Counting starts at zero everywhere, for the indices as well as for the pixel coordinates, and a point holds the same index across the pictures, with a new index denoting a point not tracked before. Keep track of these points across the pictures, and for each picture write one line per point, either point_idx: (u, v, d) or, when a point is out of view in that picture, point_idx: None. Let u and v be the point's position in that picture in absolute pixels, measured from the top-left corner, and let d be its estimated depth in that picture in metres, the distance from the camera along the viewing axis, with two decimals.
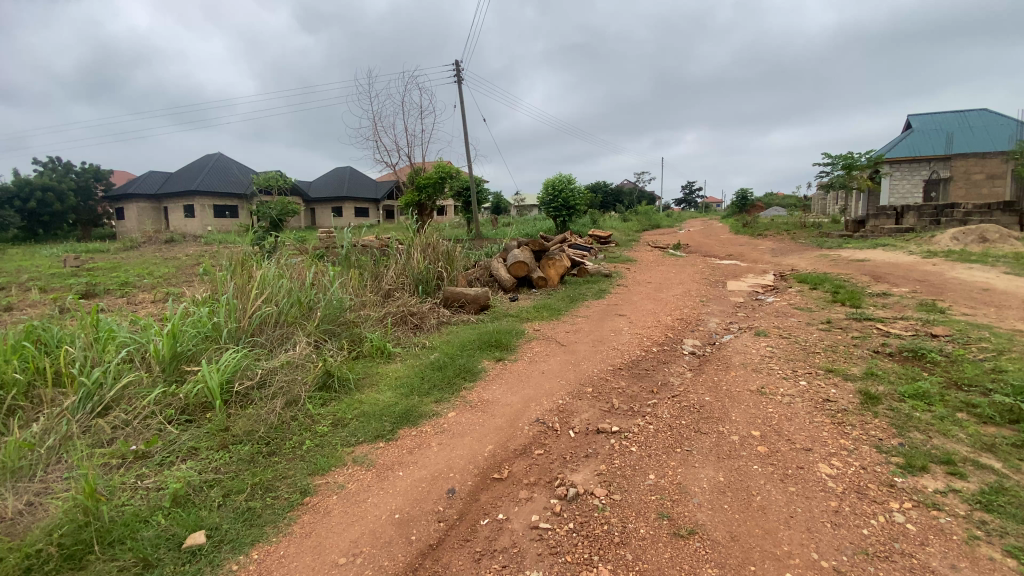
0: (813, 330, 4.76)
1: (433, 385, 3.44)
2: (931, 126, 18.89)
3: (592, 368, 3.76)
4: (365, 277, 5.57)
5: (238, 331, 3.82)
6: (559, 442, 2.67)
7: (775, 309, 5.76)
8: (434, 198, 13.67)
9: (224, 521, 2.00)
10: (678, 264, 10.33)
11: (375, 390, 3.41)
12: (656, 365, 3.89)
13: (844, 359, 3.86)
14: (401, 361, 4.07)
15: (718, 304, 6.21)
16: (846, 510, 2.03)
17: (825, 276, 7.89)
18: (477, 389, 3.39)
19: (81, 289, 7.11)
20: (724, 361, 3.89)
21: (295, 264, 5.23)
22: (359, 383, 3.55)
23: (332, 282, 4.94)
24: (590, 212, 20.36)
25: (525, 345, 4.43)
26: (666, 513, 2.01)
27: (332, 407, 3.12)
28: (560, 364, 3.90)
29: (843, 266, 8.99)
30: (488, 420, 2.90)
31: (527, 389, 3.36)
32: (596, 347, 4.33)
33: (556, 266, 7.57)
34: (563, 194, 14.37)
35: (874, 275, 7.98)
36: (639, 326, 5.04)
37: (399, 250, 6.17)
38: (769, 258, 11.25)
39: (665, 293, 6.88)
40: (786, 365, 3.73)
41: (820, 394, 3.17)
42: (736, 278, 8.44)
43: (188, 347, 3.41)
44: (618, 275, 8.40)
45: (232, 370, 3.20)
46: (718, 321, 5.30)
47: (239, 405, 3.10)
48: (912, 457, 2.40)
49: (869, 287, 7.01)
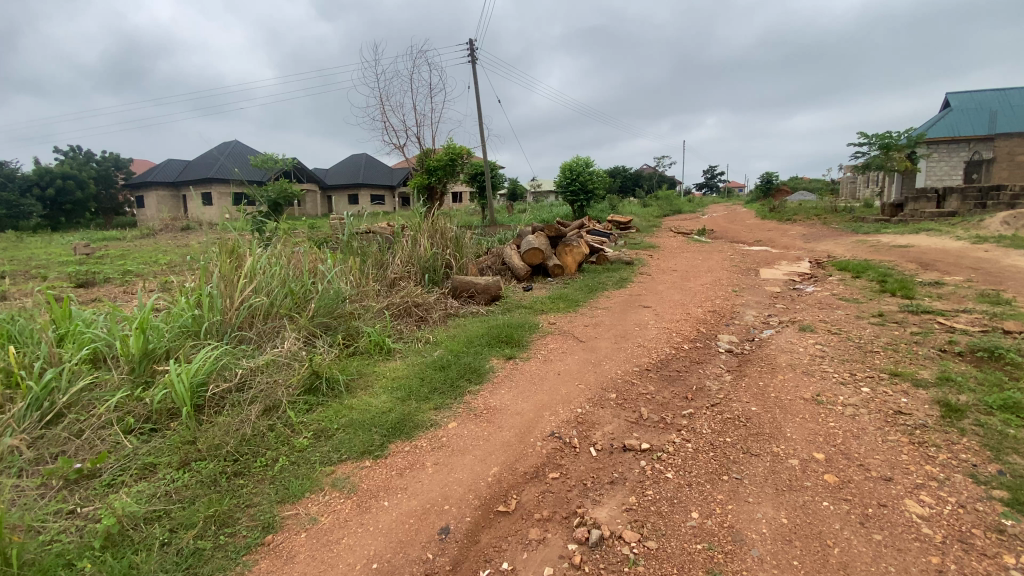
0: (865, 325, 4.20)
1: (434, 389, 3.00)
2: (972, 104, 17.81)
3: (614, 369, 3.30)
4: (366, 267, 5.18)
5: (223, 327, 3.51)
6: (577, 464, 2.24)
7: (818, 300, 5.18)
8: (445, 182, 12.94)
9: (162, 569, 1.63)
10: (703, 251, 9.70)
11: (368, 393, 3.00)
12: (688, 366, 3.41)
13: (909, 360, 3.33)
14: (402, 359, 3.63)
15: (752, 294, 5.66)
16: (953, 571, 1.55)
17: (867, 263, 7.24)
18: (483, 394, 2.94)
19: (83, 279, 6.92)
20: (768, 362, 3.38)
21: (292, 253, 4.87)
22: (351, 384, 3.11)
23: (330, 270, 4.56)
24: (611, 198, 19.74)
25: (538, 341, 3.98)
26: (717, 572, 1.55)
27: (317, 415, 2.71)
28: (579, 363, 3.46)
29: (885, 253, 8.28)
30: (494, 433, 2.46)
31: (541, 394, 2.91)
32: (619, 343, 3.86)
33: (573, 253, 7.04)
34: (581, 177, 13.79)
35: (922, 262, 7.32)
36: (667, 319, 4.56)
37: (405, 236, 5.81)
38: (801, 245, 10.38)
39: (692, 282, 6.34)
40: (843, 367, 3.20)
41: (888, 405, 2.67)
42: (768, 265, 7.82)
43: (162, 344, 3.08)
44: (641, 263, 7.84)
45: (206, 372, 2.85)
46: (755, 314, 4.76)
47: (212, 411, 2.75)
48: (1022, 492, 1.89)
49: (918, 276, 6.37)
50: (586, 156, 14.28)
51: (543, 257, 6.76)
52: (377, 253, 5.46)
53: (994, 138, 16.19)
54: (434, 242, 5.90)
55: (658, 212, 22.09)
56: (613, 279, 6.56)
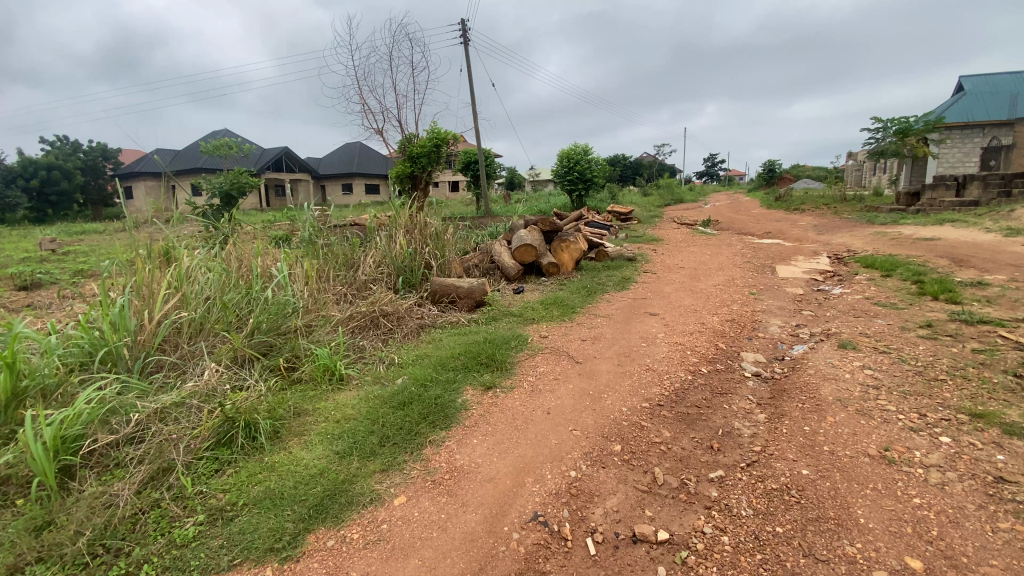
0: (915, 339, 3.53)
1: (386, 439, 2.32)
2: (989, 87, 17.04)
3: (619, 406, 2.62)
4: (329, 269, 4.48)
5: (134, 354, 2.87)
6: (567, 570, 1.58)
7: (850, 306, 4.49)
8: (428, 170, 12.01)
9: None
10: (711, 244, 8.99)
11: (299, 446, 2.33)
12: (711, 400, 2.73)
13: (988, 393, 2.65)
14: (356, 389, 2.95)
15: (773, 297, 4.98)
16: None
17: (895, 259, 6.54)
18: (449, 446, 2.26)
19: (26, 282, 6.22)
20: (810, 395, 2.70)
21: (241, 255, 4.18)
22: (279, 432, 2.44)
23: (281, 274, 3.86)
24: (611, 188, 18.97)
25: (526, 362, 3.30)
26: None
27: (221, 482, 2.06)
28: (575, 395, 2.78)
29: (909, 247, 7.57)
30: (454, 517, 1.79)
31: (523, 446, 2.23)
32: (623, 366, 3.18)
33: (570, 249, 6.31)
34: (579, 166, 13.02)
35: (954, 258, 6.65)
36: (679, 331, 3.87)
37: (379, 233, 5.11)
38: (815, 237, 9.70)
39: (703, 283, 5.64)
40: (907, 405, 2.52)
41: (983, 469, 2.01)
42: (784, 261, 7.13)
43: (42, 380, 2.41)
44: (644, 260, 7.12)
45: (85, 422, 2.18)
46: (781, 324, 4.07)
47: (88, 476, 2.09)
48: None
49: (955, 274, 5.70)
50: (584, 144, 13.52)
51: (535, 255, 6.08)
52: (344, 253, 4.76)
53: (1012, 122, 15.48)
54: (411, 239, 5.19)
55: (659, 202, 21.38)
56: (614, 279, 5.86)
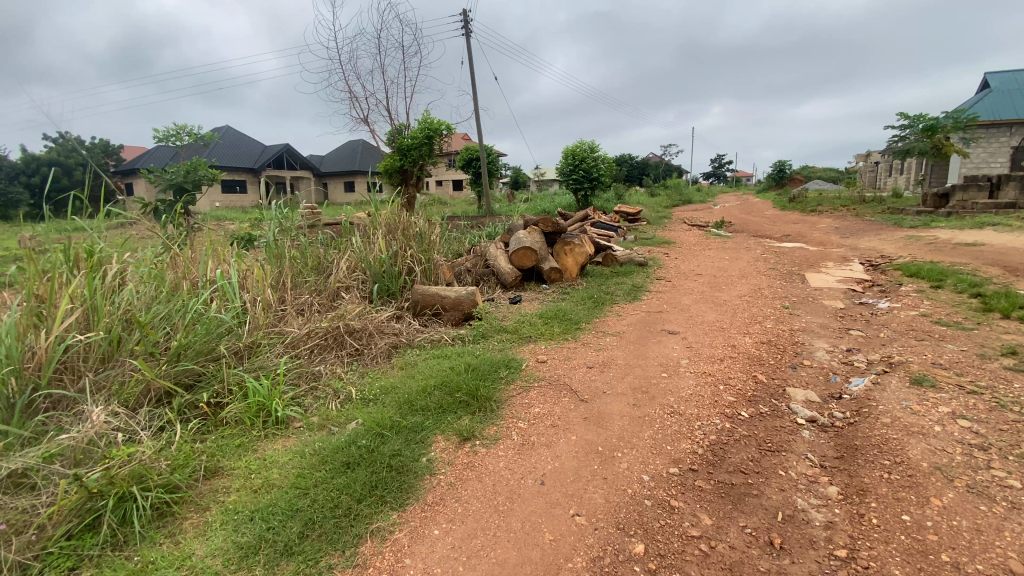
0: (1006, 372, 2.81)
1: (311, 528, 1.65)
2: (1018, 83, 16.21)
3: (637, 474, 1.93)
4: (291, 274, 3.82)
5: (16, 386, 2.20)
6: None
7: (906, 325, 3.78)
8: (421, 164, 11.29)
9: None
10: (728, 248, 8.30)
11: (193, 536, 1.69)
12: (762, 463, 2.04)
13: None
14: (295, 439, 2.29)
15: (809, 311, 4.28)
16: None
17: (940, 267, 5.81)
18: (397, 542, 1.60)
19: None
20: (896, 459, 2.00)
21: (184, 258, 3.51)
22: (171, 514, 1.79)
23: (226, 281, 3.20)
24: (619, 188, 18.31)
25: (517, 399, 2.62)
26: None
27: None
28: (577, 453, 2.09)
29: (951, 254, 6.84)
30: None
31: (502, 546, 1.56)
32: (639, 407, 2.49)
33: (575, 253, 5.63)
34: (586, 163, 12.34)
35: (1006, 265, 5.92)
36: (705, 356, 3.19)
37: (355, 233, 4.44)
38: (839, 240, 8.97)
39: (726, 293, 4.94)
40: None
41: None
42: (813, 267, 6.42)
43: None
44: (657, 266, 6.42)
45: None
46: (828, 348, 3.37)
47: None
48: None
49: (1014, 286, 4.98)
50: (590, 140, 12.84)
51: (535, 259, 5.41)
52: (311, 255, 4.09)
53: None
54: (391, 239, 4.52)
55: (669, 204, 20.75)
56: (624, 288, 5.18)
